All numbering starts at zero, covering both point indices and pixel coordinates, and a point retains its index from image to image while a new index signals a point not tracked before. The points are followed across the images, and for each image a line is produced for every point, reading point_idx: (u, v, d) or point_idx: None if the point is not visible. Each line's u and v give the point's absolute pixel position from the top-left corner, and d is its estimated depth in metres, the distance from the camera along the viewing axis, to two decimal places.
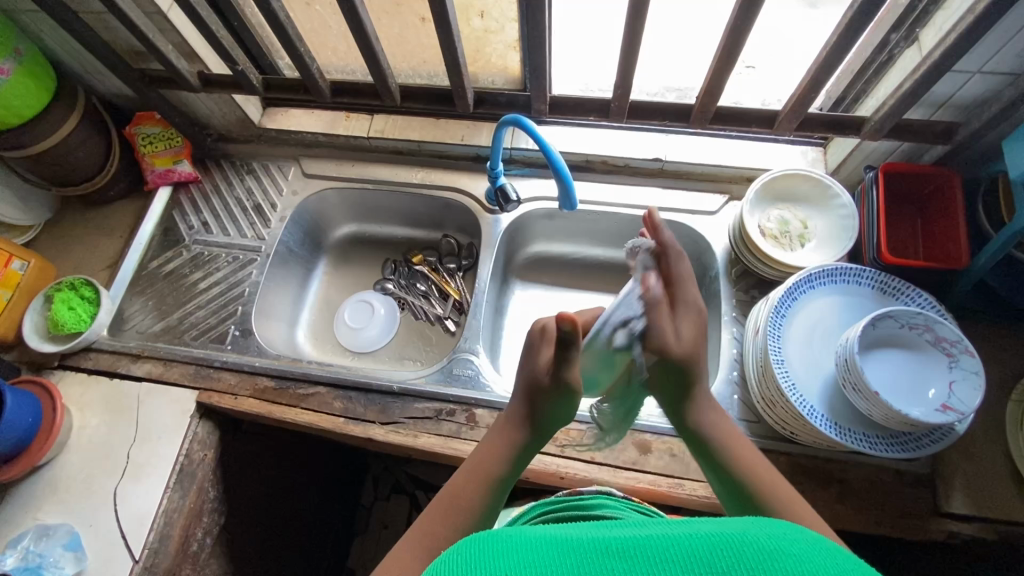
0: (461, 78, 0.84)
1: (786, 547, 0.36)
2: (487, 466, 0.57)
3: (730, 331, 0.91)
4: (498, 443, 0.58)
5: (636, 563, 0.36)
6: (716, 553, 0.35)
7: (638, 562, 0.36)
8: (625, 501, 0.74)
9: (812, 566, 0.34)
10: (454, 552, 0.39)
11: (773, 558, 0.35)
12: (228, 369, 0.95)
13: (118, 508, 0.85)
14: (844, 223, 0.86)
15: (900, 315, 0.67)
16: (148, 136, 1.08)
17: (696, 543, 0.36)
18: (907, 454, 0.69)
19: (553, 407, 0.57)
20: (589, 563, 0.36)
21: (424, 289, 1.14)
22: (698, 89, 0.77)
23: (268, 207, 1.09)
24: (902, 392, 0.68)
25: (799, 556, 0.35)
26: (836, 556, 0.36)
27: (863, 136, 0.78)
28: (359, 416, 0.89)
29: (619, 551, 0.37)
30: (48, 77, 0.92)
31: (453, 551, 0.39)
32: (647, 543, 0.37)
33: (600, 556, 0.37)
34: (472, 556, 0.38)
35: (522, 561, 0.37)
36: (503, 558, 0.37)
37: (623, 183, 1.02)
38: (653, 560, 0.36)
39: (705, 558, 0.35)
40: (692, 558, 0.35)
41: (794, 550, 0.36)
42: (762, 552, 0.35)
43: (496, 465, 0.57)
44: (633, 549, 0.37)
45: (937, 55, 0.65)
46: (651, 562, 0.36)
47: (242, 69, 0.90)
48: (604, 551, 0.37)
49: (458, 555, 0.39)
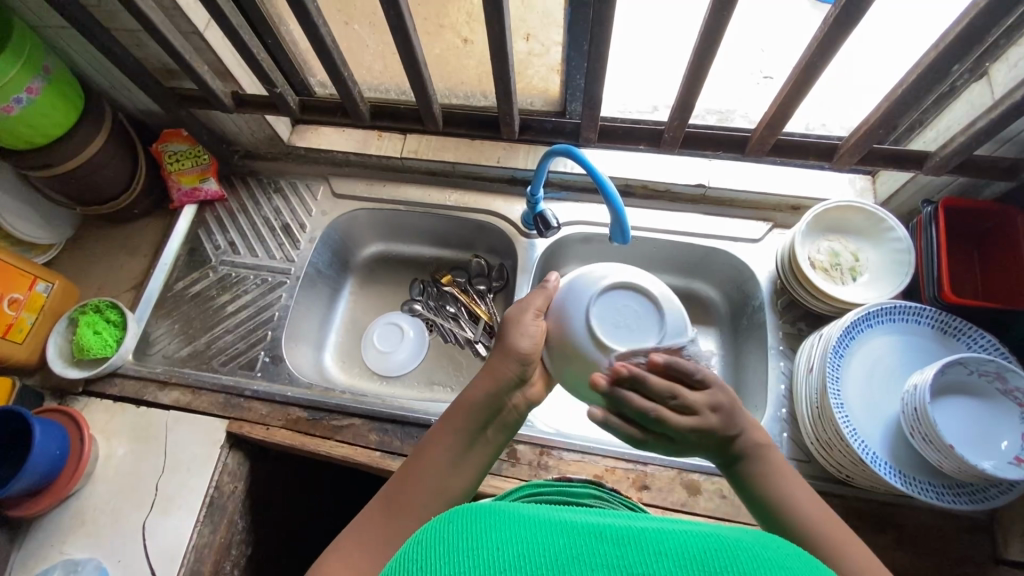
0: (509, 104, 0.82)
1: (785, 562, 0.33)
2: (447, 426, 0.60)
3: (778, 365, 0.88)
4: (457, 411, 0.61)
5: (628, 551, 0.33)
6: (712, 553, 0.32)
7: (629, 551, 0.33)
8: (615, 494, 0.71)
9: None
10: (445, 518, 0.37)
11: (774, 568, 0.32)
12: (258, 398, 0.92)
13: (147, 543, 0.83)
14: (898, 258, 0.84)
15: (970, 363, 0.65)
16: (174, 153, 1.06)
17: (693, 541, 0.33)
18: (975, 506, 0.67)
19: (510, 366, 0.62)
20: (580, 546, 0.33)
21: (454, 312, 1.11)
22: (760, 120, 0.74)
23: (296, 227, 1.07)
24: (972, 443, 0.65)
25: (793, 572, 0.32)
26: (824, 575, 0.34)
27: (924, 171, 0.76)
28: (396, 450, 0.86)
29: (612, 537, 0.34)
30: (76, 94, 0.89)
31: (444, 517, 0.37)
32: (642, 533, 0.34)
33: (589, 540, 0.34)
34: (462, 525, 0.36)
35: (509, 538, 0.34)
36: (486, 533, 0.34)
37: (665, 209, 0.99)
38: (645, 551, 0.33)
39: (702, 558, 0.32)
40: (686, 554, 0.32)
41: (789, 564, 0.33)
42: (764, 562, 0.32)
43: (462, 421, 0.60)
44: (627, 536, 0.34)
45: (1017, 96, 0.63)
46: (642, 553, 0.32)
47: (281, 91, 0.88)
48: (597, 535, 0.34)
49: (445, 522, 0.37)
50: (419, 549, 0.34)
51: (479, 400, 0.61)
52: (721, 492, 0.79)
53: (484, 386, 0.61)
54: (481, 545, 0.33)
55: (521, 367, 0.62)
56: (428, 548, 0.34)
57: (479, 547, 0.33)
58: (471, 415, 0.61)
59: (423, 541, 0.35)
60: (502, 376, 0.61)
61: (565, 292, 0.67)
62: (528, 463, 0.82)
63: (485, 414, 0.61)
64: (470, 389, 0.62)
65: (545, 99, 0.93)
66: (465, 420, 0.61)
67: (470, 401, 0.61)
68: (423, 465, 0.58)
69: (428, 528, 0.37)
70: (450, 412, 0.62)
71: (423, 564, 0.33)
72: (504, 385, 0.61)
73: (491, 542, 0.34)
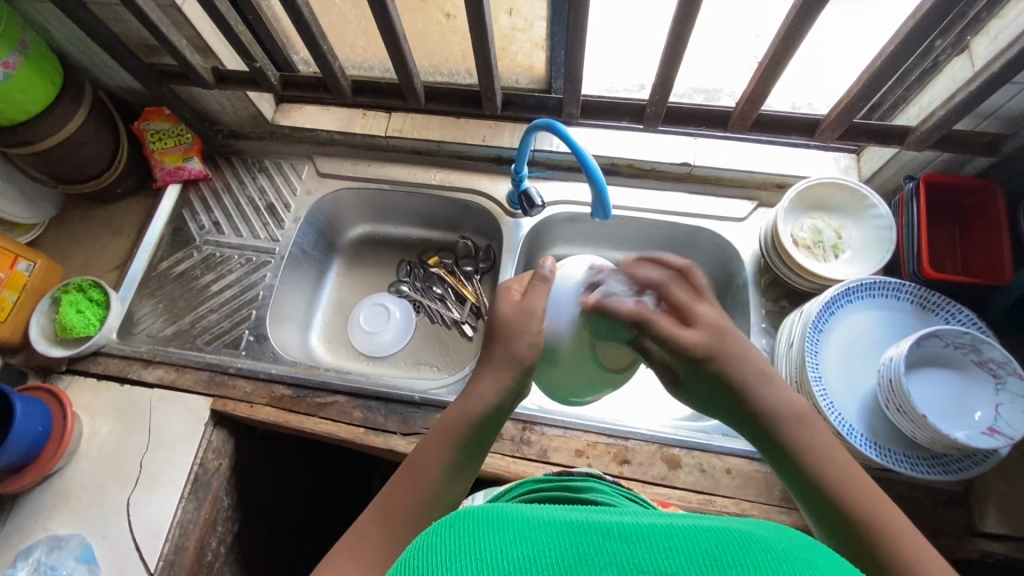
0: (491, 78, 0.81)
1: (797, 552, 0.33)
2: (449, 434, 0.59)
3: (761, 342, 0.89)
4: (456, 419, 0.59)
5: (637, 548, 0.33)
6: (723, 548, 0.32)
7: (639, 549, 0.33)
8: (615, 487, 0.71)
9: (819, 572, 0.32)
10: (443, 524, 0.37)
11: (781, 560, 0.32)
12: (242, 375, 0.92)
13: (132, 519, 0.83)
14: (880, 235, 0.84)
15: (946, 335, 0.66)
16: (157, 132, 1.05)
17: (702, 535, 0.34)
18: (949, 477, 0.67)
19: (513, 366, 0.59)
20: (586, 543, 0.33)
21: (440, 293, 1.11)
22: (748, 87, 0.73)
23: (281, 207, 1.06)
24: (947, 414, 0.66)
25: (806, 561, 0.33)
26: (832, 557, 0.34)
27: (905, 146, 0.76)
28: (380, 427, 0.87)
29: (621, 533, 0.34)
30: (55, 70, 0.88)
31: (446, 521, 0.37)
32: (651, 528, 0.34)
33: (597, 538, 0.34)
34: (465, 528, 0.35)
35: (514, 538, 0.34)
36: (494, 535, 0.34)
37: (650, 187, 0.99)
38: (657, 547, 0.33)
39: (711, 553, 0.32)
40: (696, 548, 0.32)
41: (802, 555, 0.33)
42: (770, 551, 0.33)
43: (464, 427, 0.59)
44: (637, 532, 0.34)
45: (995, 68, 0.63)
46: (652, 549, 0.33)
47: (260, 66, 0.87)
48: (604, 532, 0.34)
49: (447, 526, 0.36)
50: (420, 556, 0.34)
51: (479, 409, 0.59)
52: (700, 466, 0.80)
53: (483, 395, 0.59)
54: (486, 549, 0.33)
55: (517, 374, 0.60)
56: (431, 552, 0.34)
57: (490, 549, 0.33)
58: (470, 424, 0.59)
59: (424, 548, 0.35)
60: (502, 386, 0.60)
61: (551, 302, 0.64)
62: (511, 438, 0.83)
63: (483, 423, 0.59)
64: (467, 398, 0.60)
65: (530, 76, 0.94)
66: (467, 429, 0.59)
67: (468, 411, 0.59)
68: (421, 474, 0.58)
69: (429, 532, 0.36)
70: (447, 419, 0.60)
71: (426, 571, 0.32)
72: (503, 393, 0.60)
73: (496, 545, 0.33)
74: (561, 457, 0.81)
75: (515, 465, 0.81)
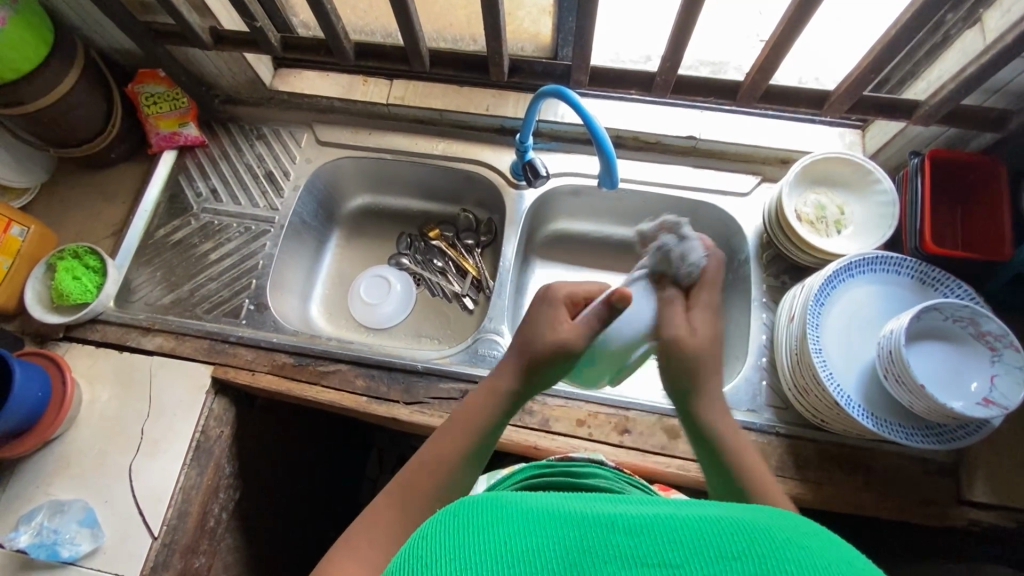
0: (499, 44, 0.80)
1: (805, 541, 0.34)
2: (460, 432, 0.59)
3: (760, 317, 0.89)
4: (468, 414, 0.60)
5: (641, 541, 0.34)
6: (727, 538, 0.34)
7: (643, 541, 0.34)
8: (617, 472, 0.72)
9: (822, 561, 0.32)
10: (446, 513, 0.39)
11: (787, 548, 0.33)
12: (243, 344, 0.92)
13: (134, 484, 0.83)
14: (884, 211, 0.84)
15: (946, 308, 0.67)
16: (152, 95, 1.02)
17: (706, 526, 0.35)
18: (942, 445, 0.69)
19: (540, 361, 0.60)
20: (592, 536, 0.35)
21: (441, 266, 1.11)
22: (751, 65, 0.75)
23: (280, 174, 1.05)
24: (944, 384, 0.68)
25: (811, 549, 0.33)
26: (827, 544, 0.34)
27: (912, 121, 0.77)
28: (383, 396, 0.87)
29: (624, 527, 0.35)
30: (46, 27, 0.84)
31: (449, 510, 0.39)
32: (655, 520, 0.36)
33: (603, 531, 0.35)
34: (469, 518, 0.37)
35: (519, 529, 0.36)
36: (501, 525, 0.36)
37: (654, 160, 0.98)
38: (661, 539, 0.34)
39: (716, 545, 0.33)
40: (700, 540, 0.33)
41: (809, 543, 0.34)
42: (774, 540, 0.33)
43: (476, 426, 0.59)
44: (641, 526, 0.35)
45: (1009, 39, 0.62)
46: (656, 541, 0.34)
47: (261, 26, 0.84)
48: (610, 526, 0.35)
49: (454, 514, 0.38)
50: (422, 544, 0.36)
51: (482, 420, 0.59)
52: None
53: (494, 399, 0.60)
54: (488, 540, 0.35)
55: (527, 384, 0.61)
56: (435, 541, 0.36)
57: (493, 541, 0.35)
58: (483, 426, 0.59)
59: (427, 536, 0.37)
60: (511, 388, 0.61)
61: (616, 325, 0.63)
62: None
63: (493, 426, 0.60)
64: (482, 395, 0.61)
65: (536, 44, 0.93)
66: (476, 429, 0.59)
67: (480, 412, 0.60)
68: (422, 474, 0.57)
69: (431, 522, 0.38)
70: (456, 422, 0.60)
71: (429, 560, 0.34)
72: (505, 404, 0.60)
73: (500, 536, 0.35)
74: (562, 426, 0.82)
75: (516, 433, 0.82)
